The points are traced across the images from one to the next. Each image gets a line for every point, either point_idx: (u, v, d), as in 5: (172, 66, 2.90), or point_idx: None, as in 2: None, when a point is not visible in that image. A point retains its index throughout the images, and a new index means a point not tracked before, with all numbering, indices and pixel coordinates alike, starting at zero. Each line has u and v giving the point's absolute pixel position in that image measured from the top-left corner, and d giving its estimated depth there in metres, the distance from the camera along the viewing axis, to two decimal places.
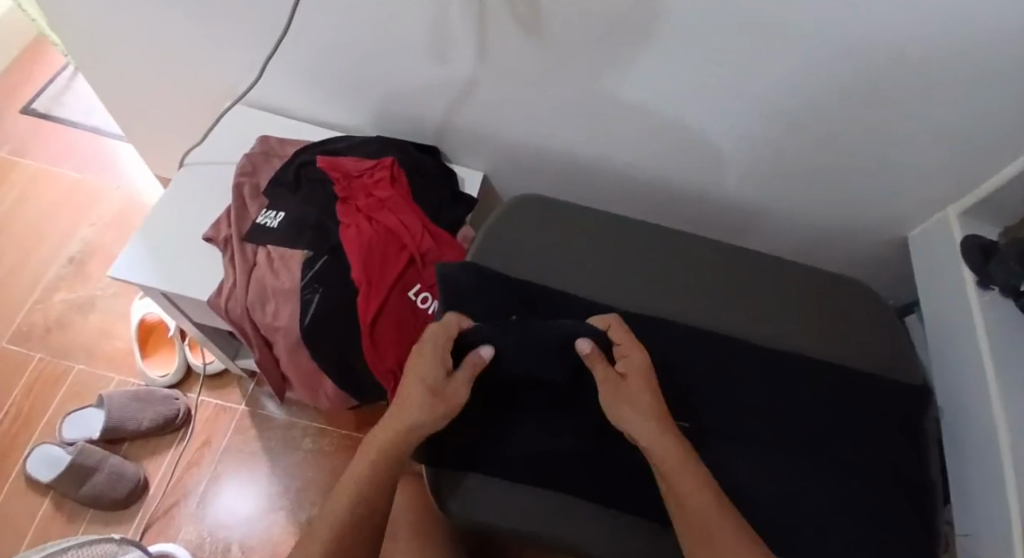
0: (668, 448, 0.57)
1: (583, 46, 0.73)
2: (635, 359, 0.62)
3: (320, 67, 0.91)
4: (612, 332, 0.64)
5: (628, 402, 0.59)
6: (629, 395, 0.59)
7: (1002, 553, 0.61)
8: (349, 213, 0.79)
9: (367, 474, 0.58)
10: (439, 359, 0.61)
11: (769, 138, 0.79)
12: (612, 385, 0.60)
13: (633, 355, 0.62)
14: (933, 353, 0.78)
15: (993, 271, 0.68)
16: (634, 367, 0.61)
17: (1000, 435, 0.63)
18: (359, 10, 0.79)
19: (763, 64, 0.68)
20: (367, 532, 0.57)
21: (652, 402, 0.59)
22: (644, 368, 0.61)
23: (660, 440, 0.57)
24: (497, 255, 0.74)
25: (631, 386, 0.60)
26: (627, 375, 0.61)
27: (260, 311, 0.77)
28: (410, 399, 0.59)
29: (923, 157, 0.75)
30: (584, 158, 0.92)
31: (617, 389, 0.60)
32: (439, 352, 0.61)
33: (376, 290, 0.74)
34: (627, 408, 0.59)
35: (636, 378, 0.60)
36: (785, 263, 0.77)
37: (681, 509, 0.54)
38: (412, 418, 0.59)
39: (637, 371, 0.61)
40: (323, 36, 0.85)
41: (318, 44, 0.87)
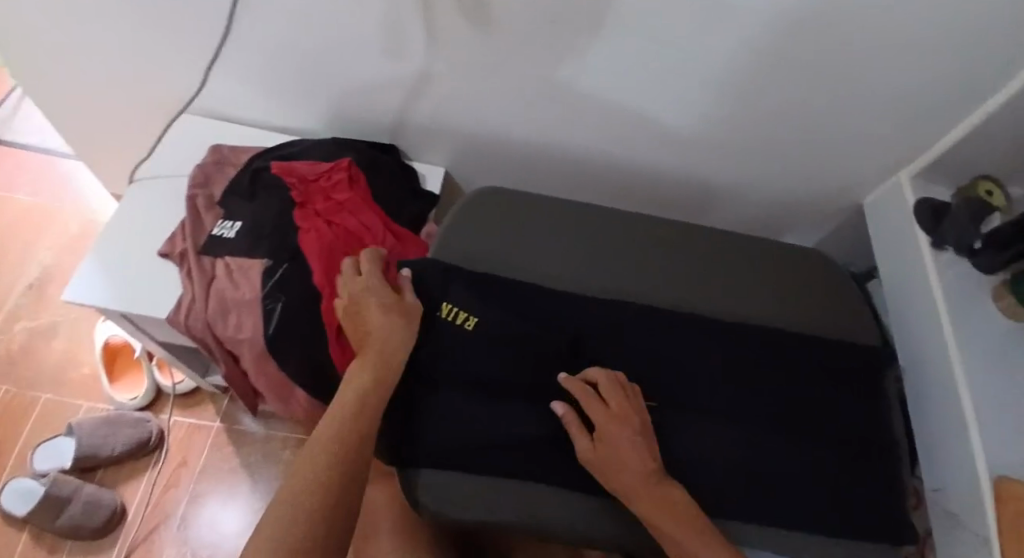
0: (660, 505, 0.56)
1: (532, 34, 0.72)
2: (612, 410, 0.60)
3: (268, 68, 0.89)
4: (577, 391, 0.61)
5: (620, 464, 0.58)
6: (615, 461, 0.58)
7: (970, 503, 0.63)
8: (307, 217, 0.77)
9: (335, 447, 0.54)
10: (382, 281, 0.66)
11: (723, 114, 0.80)
12: (592, 456, 0.59)
13: (614, 401, 0.61)
14: (893, 314, 0.79)
15: (946, 229, 0.71)
16: (610, 428, 0.59)
17: (962, 395, 0.65)
18: (302, 11, 0.77)
19: (709, 43, 0.69)
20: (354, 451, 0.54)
21: (641, 460, 0.58)
22: (620, 415, 0.60)
23: (655, 509, 0.56)
24: (461, 244, 0.73)
25: (610, 452, 0.58)
26: (603, 436, 0.59)
27: (222, 325, 0.75)
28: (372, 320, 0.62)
29: (876, 125, 0.77)
30: (543, 148, 0.92)
31: (599, 458, 0.58)
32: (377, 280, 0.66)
33: (339, 292, 0.72)
34: (620, 473, 0.58)
35: (617, 430, 0.59)
36: (742, 239, 0.78)
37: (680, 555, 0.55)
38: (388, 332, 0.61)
39: (617, 420, 0.59)
40: (268, 37, 0.83)
41: (265, 48, 0.85)
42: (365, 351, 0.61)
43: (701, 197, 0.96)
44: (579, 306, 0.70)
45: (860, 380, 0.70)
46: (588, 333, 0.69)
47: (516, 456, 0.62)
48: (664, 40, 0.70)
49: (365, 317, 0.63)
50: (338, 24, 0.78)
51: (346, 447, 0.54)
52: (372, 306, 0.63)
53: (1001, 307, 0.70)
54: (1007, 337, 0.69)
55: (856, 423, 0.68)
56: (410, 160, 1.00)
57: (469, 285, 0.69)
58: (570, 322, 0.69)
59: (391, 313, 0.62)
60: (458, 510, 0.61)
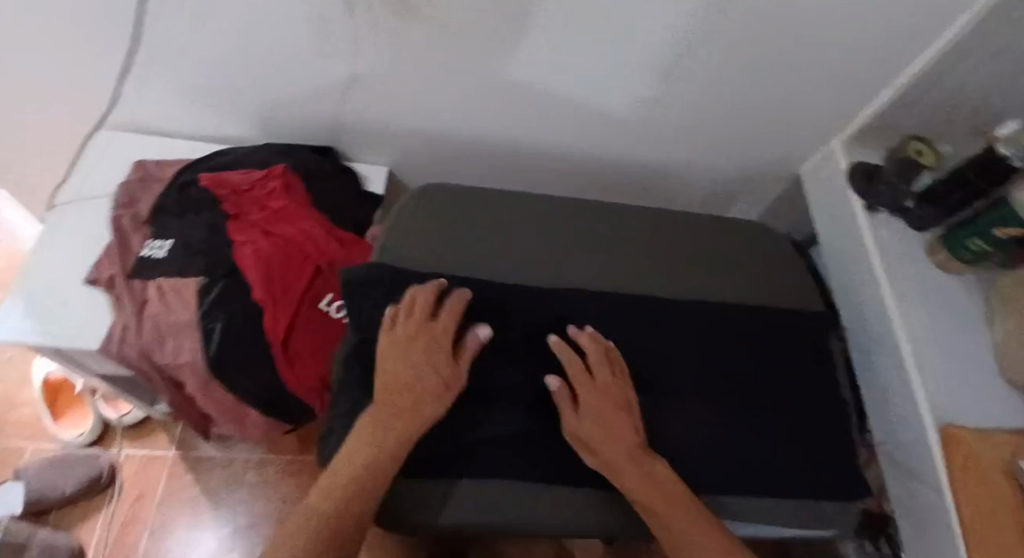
0: (648, 485, 0.58)
1: (461, 27, 0.70)
2: (599, 382, 0.62)
3: (181, 83, 0.82)
4: (564, 360, 0.62)
5: (607, 438, 0.59)
6: (602, 435, 0.59)
7: (921, 457, 0.66)
8: (242, 230, 0.73)
9: (353, 472, 0.56)
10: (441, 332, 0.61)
11: (661, 94, 0.79)
12: (578, 428, 0.60)
13: (601, 373, 0.62)
14: (832, 275, 0.82)
15: (880, 190, 0.74)
16: (597, 401, 0.60)
17: (904, 349, 0.67)
18: (212, 25, 0.71)
19: (640, 25, 0.68)
20: (369, 480, 0.55)
21: (628, 437, 0.60)
22: (606, 389, 0.62)
23: (643, 487, 0.58)
24: (405, 244, 0.70)
25: (599, 427, 0.60)
26: (588, 408, 0.60)
27: (160, 351, 0.71)
28: (419, 375, 0.59)
29: (810, 95, 0.78)
30: (485, 139, 0.90)
31: (586, 431, 0.60)
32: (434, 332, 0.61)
33: (282, 306, 0.69)
34: (603, 444, 0.59)
35: (603, 404, 0.60)
36: (686, 217, 0.79)
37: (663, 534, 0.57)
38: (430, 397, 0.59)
39: (604, 393, 0.61)
40: (180, 59, 0.77)
41: (179, 68, 0.78)
42: (412, 408, 0.58)
43: (649, 176, 0.96)
44: (533, 296, 0.68)
45: (809, 345, 0.71)
46: (543, 325, 0.67)
47: (478, 455, 0.61)
48: (597, 24, 0.68)
49: (426, 374, 0.59)
50: (248, 30, 0.72)
51: (363, 476, 0.56)
52: (436, 368, 0.60)
53: (935, 261, 0.73)
54: (944, 292, 0.71)
55: (808, 388, 0.69)
56: (350, 161, 0.96)
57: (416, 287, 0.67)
58: (524, 314, 0.67)
59: (453, 387, 0.60)
60: (420, 516, 0.59)
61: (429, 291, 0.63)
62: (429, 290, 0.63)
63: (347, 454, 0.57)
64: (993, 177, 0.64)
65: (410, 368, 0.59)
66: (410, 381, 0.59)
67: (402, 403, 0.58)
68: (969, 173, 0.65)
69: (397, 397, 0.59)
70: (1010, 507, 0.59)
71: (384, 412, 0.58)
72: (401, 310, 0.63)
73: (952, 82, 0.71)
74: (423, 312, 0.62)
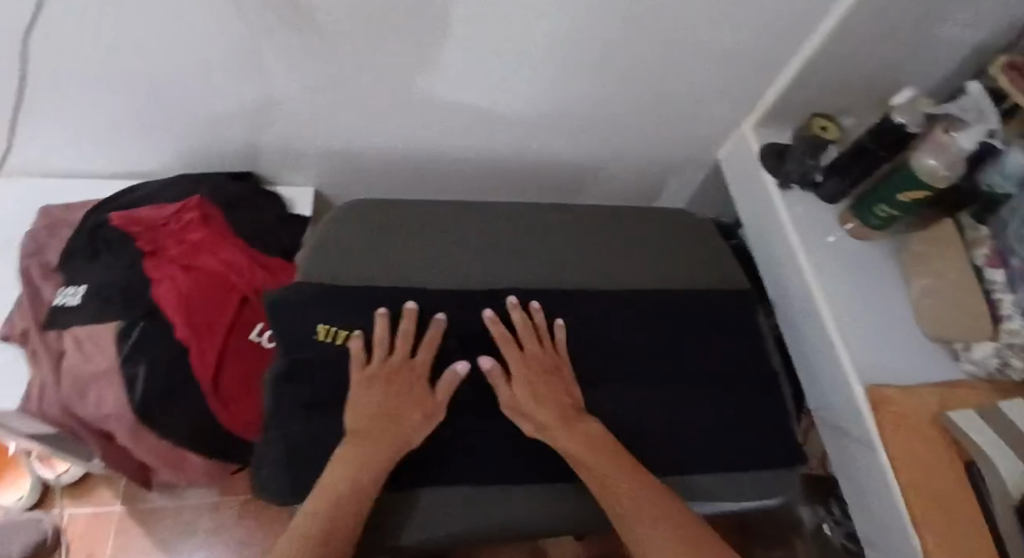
0: (582, 441, 0.60)
1: (364, 46, 0.69)
2: (527, 350, 0.65)
3: (78, 128, 0.77)
4: (496, 334, 0.65)
5: (541, 399, 0.62)
6: (535, 397, 0.62)
7: (853, 419, 0.69)
8: (159, 267, 0.69)
9: (350, 481, 0.54)
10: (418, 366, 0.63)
11: (574, 93, 0.80)
12: (512, 394, 0.63)
13: (529, 343, 0.65)
14: (756, 252, 0.84)
15: (789, 166, 0.77)
16: (526, 367, 0.64)
17: (826, 317, 0.71)
18: (101, 69, 0.68)
19: (543, 31, 0.68)
20: (365, 492, 0.54)
21: (559, 399, 0.63)
22: (535, 356, 0.65)
23: (575, 441, 0.60)
24: (333, 260, 0.69)
25: (531, 390, 0.62)
26: (519, 375, 0.63)
27: (83, 404, 0.67)
28: (403, 405, 0.59)
29: (717, 83, 0.80)
30: (408, 153, 0.89)
31: (518, 396, 0.62)
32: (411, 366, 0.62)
33: (209, 341, 0.67)
34: (534, 405, 0.62)
35: (532, 370, 0.64)
36: (612, 210, 0.80)
37: (599, 485, 0.58)
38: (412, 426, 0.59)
39: (533, 360, 0.64)
40: (72, 105, 0.73)
41: (72, 113, 0.74)
42: (397, 430, 0.58)
43: (577, 174, 0.97)
44: (466, 305, 0.68)
45: (737, 324, 0.74)
46: (479, 332, 0.67)
47: (427, 467, 0.60)
48: (507, 32, 0.68)
49: (409, 403, 0.60)
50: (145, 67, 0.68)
51: (359, 487, 0.54)
52: (418, 398, 0.61)
53: (849, 230, 0.77)
54: (859, 260, 0.76)
55: (740, 365, 0.72)
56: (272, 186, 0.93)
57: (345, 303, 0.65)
58: (458, 322, 0.67)
59: (436, 416, 0.60)
60: (374, 533, 0.58)
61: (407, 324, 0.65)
62: (407, 321, 0.64)
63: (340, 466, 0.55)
64: (893, 144, 0.69)
65: (389, 396, 0.59)
66: (393, 407, 0.59)
67: (386, 427, 0.58)
68: (869, 143, 0.70)
69: (379, 420, 0.58)
70: (943, 454, 0.64)
71: (365, 433, 0.57)
72: (377, 341, 0.63)
73: (848, 58, 0.74)
74: (401, 345, 0.63)
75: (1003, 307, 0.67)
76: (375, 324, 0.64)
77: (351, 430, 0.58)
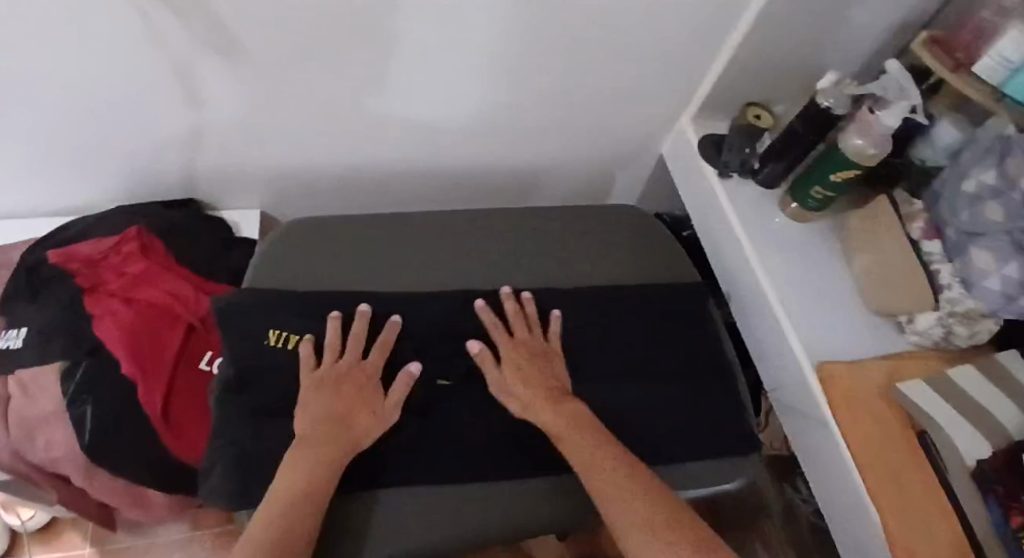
0: (565, 421, 0.60)
1: (288, 65, 0.68)
2: (516, 337, 0.67)
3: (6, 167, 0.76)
4: (486, 322, 0.67)
5: (527, 381, 0.63)
6: (521, 380, 0.63)
7: (806, 398, 0.70)
8: (101, 302, 0.68)
9: (299, 485, 0.51)
10: (369, 372, 0.61)
11: (511, 97, 0.80)
12: (499, 377, 0.64)
13: (518, 331, 0.67)
14: (707, 243, 0.86)
15: (727, 158, 0.81)
16: (515, 351, 0.65)
17: (771, 300, 0.74)
18: (20, 106, 0.66)
19: (468, 38, 0.68)
20: (316, 492, 0.52)
21: (545, 382, 0.64)
22: (523, 343, 0.67)
23: (558, 421, 0.61)
24: (282, 271, 0.67)
25: (517, 373, 0.64)
26: (506, 360, 0.65)
27: (32, 448, 0.67)
28: (354, 412, 0.58)
29: (652, 76, 0.81)
30: (351, 169, 0.88)
31: (503, 379, 0.64)
32: (361, 373, 0.61)
33: (157, 376, 0.66)
34: (521, 385, 0.63)
35: (520, 356, 0.65)
36: (561, 209, 0.80)
37: (580, 463, 0.58)
38: (367, 430, 0.58)
39: (521, 346, 0.66)
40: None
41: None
42: (348, 435, 0.56)
43: (526, 177, 0.97)
44: (416, 312, 0.67)
45: (690, 314, 0.75)
46: (430, 338, 0.67)
47: (384, 479, 0.59)
48: (432, 41, 0.68)
49: (358, 407, 0.58)
50: (69, 98, 0.67)
51: (311, 489, 0.51)
52: (369, 403, 0.59)
53: (789, 213, 0.80)
54: (801, 242, 0.79)
55: (695, 355, 0.72)
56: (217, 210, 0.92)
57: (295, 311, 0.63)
58: (409, 330, 0.66)
59: (387, 421, 0.59)
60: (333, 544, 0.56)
61: (357, 326, 0.63)
62: (360, 324, 0.63)
63: (287, 473, 0.53)
64: (819, 127, 0.72)
65: (337, 402, 0.58)
66: (343, 413, 0.57)
67: (336, 432, 0.56)
68: (799, 127, 0.73)
69: (330, 427, 0.56)
70: (898, 428, 0.66)
71: (312, 437, 0.55)
72: (330, 344, 0.61)
73: (777, 41, 0.75)
74: (352, 349, 0.62)
75: (941, 278, 0.70)
76: (326, 327, 0.62)
77: (299, 436, 0.55)
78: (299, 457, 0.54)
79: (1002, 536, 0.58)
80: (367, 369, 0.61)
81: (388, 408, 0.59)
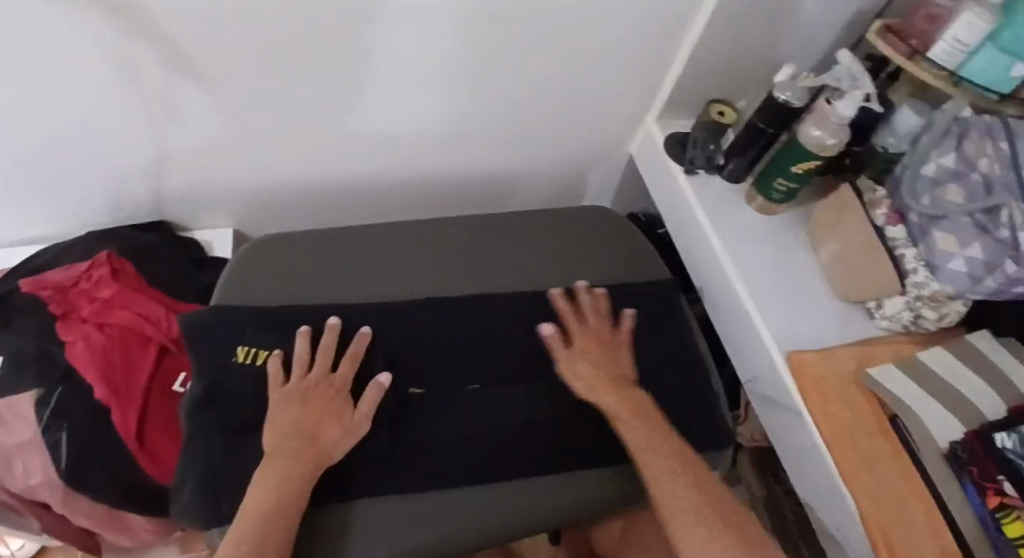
0: (627, 404, 0.63)
1: (250, 84, 0.69)
2: (589, 324, 0.70)
3: None
4: (561, 308, 0.71)
5: (595, 364, 0.66)
6: (586, 364, 0.66)
7: (779, 387, 0.71)
8: (73, 328, 0.68)
9: (270, 502, 0.51)
10: (338, 385, 0.61)
11: (474, 105, 0.81)
12: (566, 358, 0.67)
13: (592, 319, 0.70)
14: (677, 239, 0.87)
15: (693, 155, 0.82)
16: (586, 337, 0.68)
17: (741, 292, 0.75)
18: None
19: (426, 49, 0.69)
20: (288, 507, 0.52)
21: (611, 367, 0.66)
22: (594, 331, 0.69)
23: (619, 403, 0.63)
24: (253, 287, 0.68)
25: (583, 357, 0.67)
26: (577, 346, 0.68)
27: (10, 476, 0.67)
28: (323, 425, 0.58)
29: (614, 78, 0.82)
30: (321, 184, 0.89)
31: (570, 362, 0.67)
32: (329, 385, 0.60)
33: (129, 398, 0.66)
34: (588, 367, 0.66)
35: (590, 341, 0.68)
36: (531, 213, 0.81)
37: (636, 444, 0.60)
38: (337, 441, 0.57)
39: (591, 333, 0.69)
40: None
41: None
42: (316, 449, 0.56)
43: (497, 183, 0.98)
44: (387, 321, 0.68)
45: (661, 310, 0.76)
46: (401, 347, 0.67)
47: (358, 487, 0.59)
48: (391, 52, 0.69)
49: (326, 420, 0.58)
50: (28, 128, 0.67)
51: (282, 505, 0.52)
52: (337, 416, 0.59)
53: (755, 207, 0.81)
54: (767, 233, 0.80)
55: (669, 351, 0.73)
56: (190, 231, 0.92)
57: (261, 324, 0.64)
58: (380, 338, 0.67)
59: (356, 433, 0.58)
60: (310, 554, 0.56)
61: (326, 339, 0.63)
62: (329, 338, 0.63)
63: (256, 490, 0.53)
64: (781, 120, 0.73)
65: (305, 415, 0.57)
66: (311, 426, 0.57)
67: (305, 446, 0.55)
68: (759, 122, 0.74)
69: (298, 441, 0.56)
70: (868, 413, 0.66)
71: (282, 452, 0.55)
72: (298, 359, 0.61)
73: (732, 37, 0.76)
74: (322, 363, 0.62)
75: (906, 262, 0.69)
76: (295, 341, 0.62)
77: (269, 452, 0.56)
78: (270, 472, 0.54)
79: (982, 515, 0.58)
80: (336, 382, 0.61)
81: (358, 420, 0.59)
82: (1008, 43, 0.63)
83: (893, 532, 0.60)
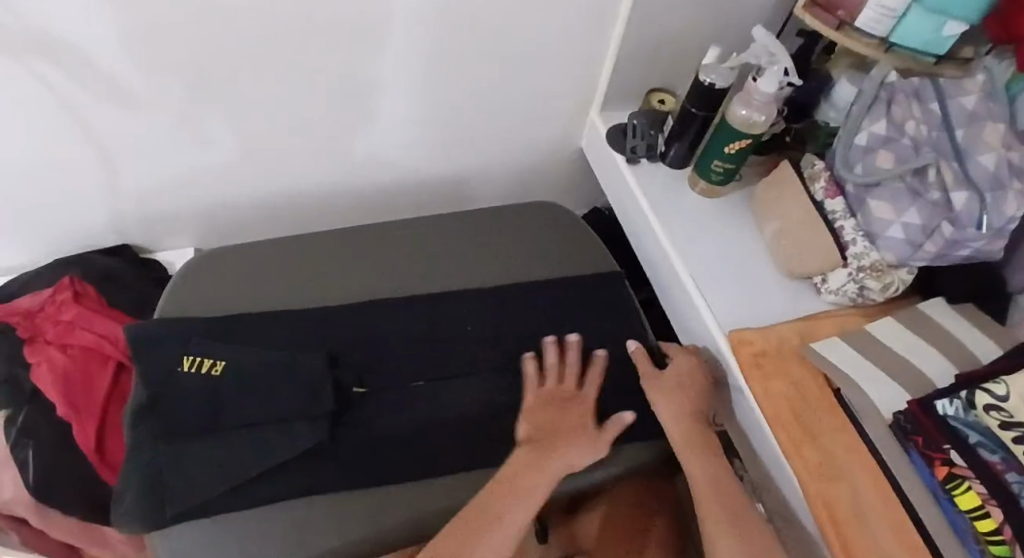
0: (693, 440, 0.67)
1: (192, 112, 0.72)
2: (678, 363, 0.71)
3: None
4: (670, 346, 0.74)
5: (674, 398, 0.69)
6: (668, 395, 0.69)
7: (723, 365, 0.71)
8: (38, 351, 0.73)
9: (523, 487, 0.58)
10: (587, 400, 0.68)
11: (415, 116, 0.83)
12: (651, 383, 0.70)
13: (682, 361, 0.71)
14: (626, 229, 0.88)
15: (633, 144, 0.84)
16: (679, 372, 0.70)
17: (682, 273, 0.75)
18: None
19: (355, 64, 0.72)
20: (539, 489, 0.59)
21: (689, 406, 0.69)
22: (686, 372, 0.70)
23: (685, 440, 0.67)
24: (198, 299, 0.71)
25: (664, 392, 0.69)
26: (667, 378, 0.71)
27: None
28: (577, 434, 0.64)
29: (550, 77, 0.84)
30: (277, 202, 0.92)
31: (655, 385, 0.70)
32: (579, 398, 0.68)
33: (87, 413, 0.70)
34: (669, 401, 0.69)
35: (678, 380, 0.70)
36: (474, 213, 0.83)
37: (699, 482, 0.64)
38: (583, 449, 0.63)
39: (678, 371, 0.70)
40: None
41: None
42: (565, 449, 0.62)
43: (451, 186, 1.00)
44: (329, 324, 0.70)
45: (600, 299, 0.79)
46: (343, 348, 0.69)
47: (299, 485, 0.61)
48: (322, 70, 0.72)
49: (576, 429, 0.65)
50: None
51: (532, 490, 0.58)
52: (584, 430, 0.65)
53: (699, 191, 0.82)
54: (711, 216, 0.80)
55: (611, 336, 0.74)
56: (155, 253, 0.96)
57: (207, 334, 0.67)
58: (323, 341, 0.69)
59: (598, 453, 0.64)
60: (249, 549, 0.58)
61: (571, 354, 0.71)
62: (575, 353, 0.71)
63: (509, 469, 0.60)
64: (709, 103, 0.74)
65: (562, 420, 0.65)
66: (561, 429, 0.64)
67: (554, 448, 0.62)
68: (690, 105, 0.75)
69: (555, 443, 0.63)
70: (818, 391, 0.65)
71: (539, 444, 0.63)
72: (550, 367, 0.70)
73: (657, 28, 0.77)
74: (569, 375, 0.69)
75: (845, 233, 0.68)
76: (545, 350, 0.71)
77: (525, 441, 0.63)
78: (529, 459, 0.61)
79: (932, 486, 0.55)
80: (584, 394, 0.69)
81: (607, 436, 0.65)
82: (934, 7, 0.62)
83: (837, 503, 0.58)
